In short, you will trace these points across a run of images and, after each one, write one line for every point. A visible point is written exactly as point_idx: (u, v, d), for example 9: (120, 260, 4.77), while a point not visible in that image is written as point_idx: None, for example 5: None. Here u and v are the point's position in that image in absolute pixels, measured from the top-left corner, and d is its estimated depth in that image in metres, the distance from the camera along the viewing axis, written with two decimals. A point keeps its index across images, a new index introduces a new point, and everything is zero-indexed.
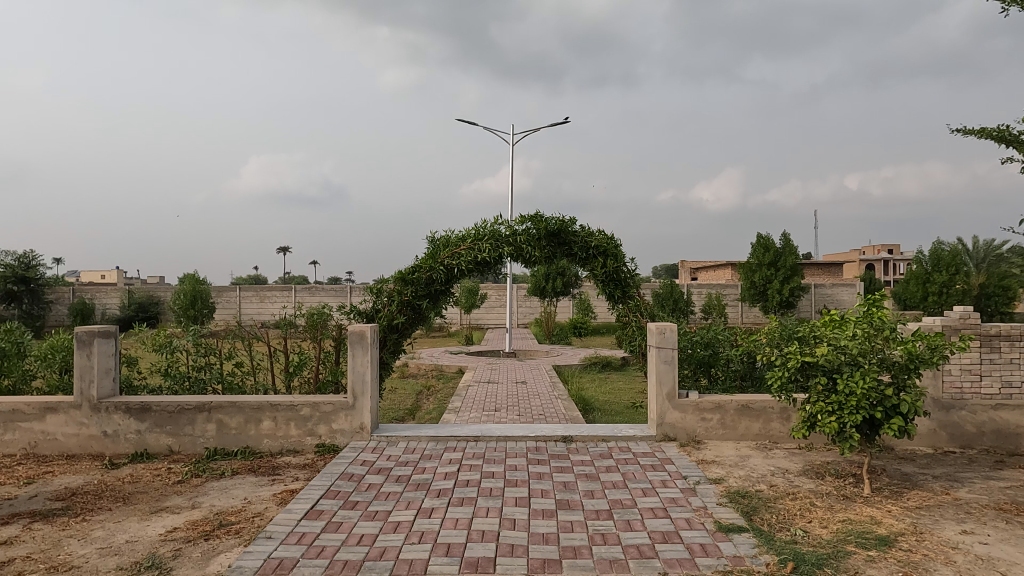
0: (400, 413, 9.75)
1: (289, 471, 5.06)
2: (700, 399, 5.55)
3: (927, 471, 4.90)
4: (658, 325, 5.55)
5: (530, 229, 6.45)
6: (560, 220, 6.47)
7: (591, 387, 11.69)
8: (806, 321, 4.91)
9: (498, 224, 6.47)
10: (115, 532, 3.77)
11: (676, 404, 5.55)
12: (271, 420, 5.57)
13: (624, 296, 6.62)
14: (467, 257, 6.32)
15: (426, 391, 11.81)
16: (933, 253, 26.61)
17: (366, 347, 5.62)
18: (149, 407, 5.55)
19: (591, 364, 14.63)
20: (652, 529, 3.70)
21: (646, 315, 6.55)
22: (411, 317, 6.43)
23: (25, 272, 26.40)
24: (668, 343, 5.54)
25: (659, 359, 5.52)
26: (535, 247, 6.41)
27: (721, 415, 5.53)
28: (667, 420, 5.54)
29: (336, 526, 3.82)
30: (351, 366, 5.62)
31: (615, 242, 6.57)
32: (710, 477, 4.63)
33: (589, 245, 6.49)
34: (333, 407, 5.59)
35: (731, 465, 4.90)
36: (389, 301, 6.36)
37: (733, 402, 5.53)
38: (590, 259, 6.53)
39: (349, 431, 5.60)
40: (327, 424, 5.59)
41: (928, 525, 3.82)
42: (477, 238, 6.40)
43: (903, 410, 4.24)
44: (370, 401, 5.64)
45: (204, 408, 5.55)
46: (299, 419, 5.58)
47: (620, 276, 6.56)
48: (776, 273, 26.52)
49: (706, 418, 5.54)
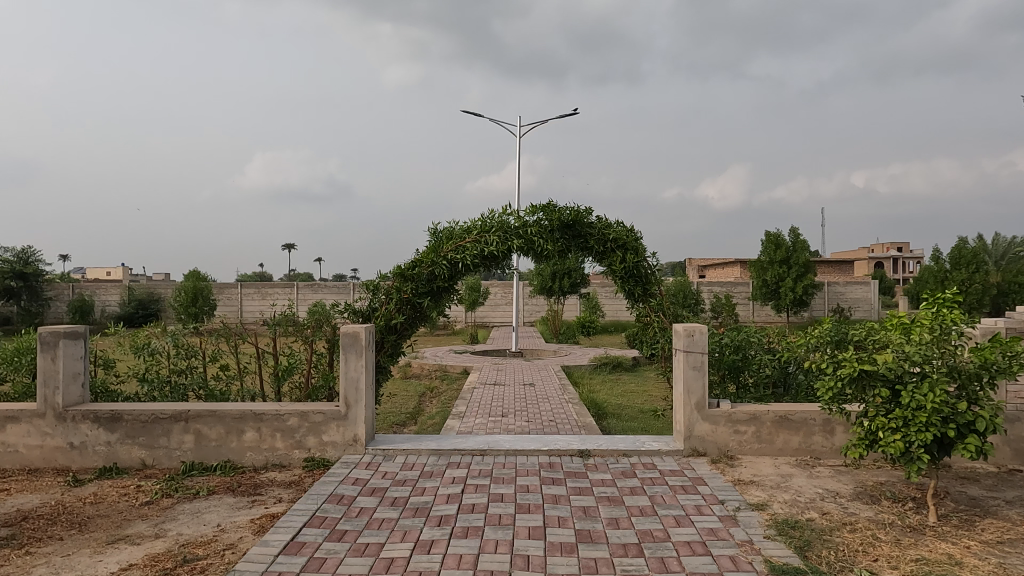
0: (401, 418, 9.20)
1: (272, 490, 4.49)
2: (732, 409, 4.96)
3: (996, 494, 4.29)
4: (686, 327, 4.96)
5: (541, 221, 5.87)
6: (574, 210, 5.89)
7: (602, 389, 11.07)
8: (857, 325, 4.32)
9: (506, 214, 5.90)
10: (60, 570, 3.22)
11: (706, 415, 4.96)
12: (255, 431, 5.02)
13: (645, 293, 6.01)
14: (473, 250, 5.73)
15: (428, 393, 11.28)
16: (952, 250, 25.84)
17: (360, 350, 5.06)
18: (120, 417, 5.01)
19: (602, 365, 13.99)
20: (692, 570, 3.12)
21: (669, 315, 5.96)
22: (411, 317, 5.86)
23: (22, 267, 25.98)
24: (697, 346, 4.96)
25: (687, 364, 4.94)
26: (547, 240, 5.81)
27: (756, 427, 4.95)
28: (696, 433, 4.96)
29: (319, 564, 3.24)
30: (343, 371, 5.06)
31: (635, 234, 5.97)
32: (751, 501, 4.03)
33: (606, 238, 5.91)
34: (324, 417, 5.03)
35: (772, 486, 4.31)
36: (386, 299, 5.79)
37: (770, 413, 4.93)
38: (607, 253, 5.93)
39: (341, 444, 5.04)
40: (316, 436, 5.03)
41: (1018, 566, 3.22)
42: (483, 230, 5.83)
43: (980, 428, 3.62)
44: (364, 410, 5.07)
45: (180, 417, 5.00)
46: (285, 430, 5.02)
47: (640, 272, 5.95)
48: (787, 270, 25.75)
49: (740, 431, 4.95)
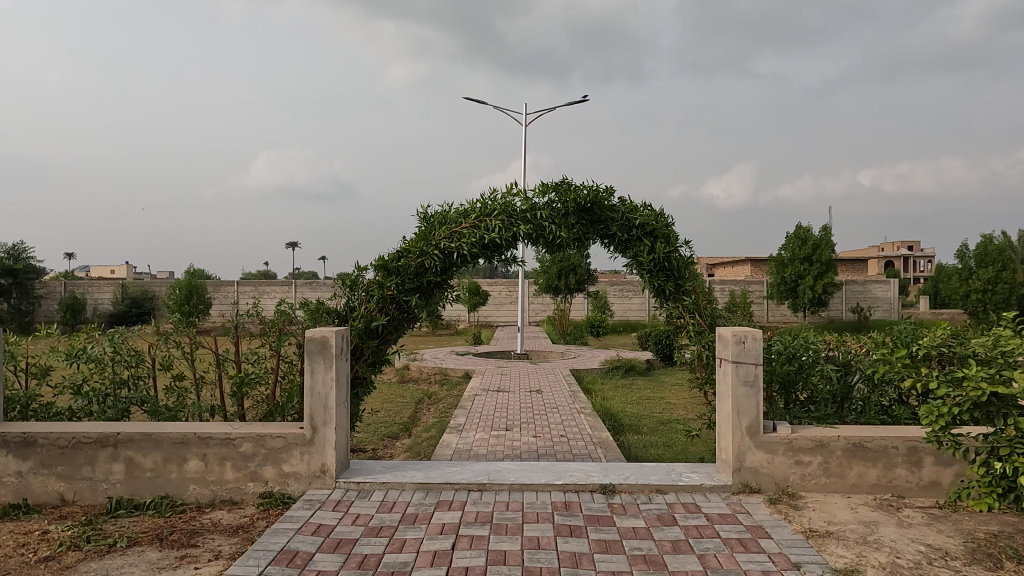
0: (394, 429, 8.24)
1: (211, 539, 3.52)
2: (793, 435, 3.97)
3: None
4: (735, 331, 4.01)
5: (553, 203, 4.89)
6: (593, 189, 4.89)
7: (615, 397, 10.10)
8: (983, 337, 3.35)
9: (511, 195, 4.92)
10: None
11: (759, 442, 3.97)
12: (200, 459, 4.06)
13: (677, 291, 4.98)
14: (470, 238, 4.73)
15: (427, 400, 10.34)
16: (978, 246, 24.61)
17: (329, 360, 4.08)
18: (34, 441, 4.05)
19: (614, 368, 12.94)
20: None
21: (707, 316, 4.93)
22: (396, 318, 4.90)
23: (12, 264, 25.20)
24: (748, 356, 3.99)
25: (737, 378, 3.98)
26: (559, 225, 4.83)
27: (823, 457, 3.96)
28: (747, 465, 3.97)
29: None
30: (309, 385, 4.09)
31: (666, 220, 4.95)
32: (835, 565, 3.03)
33: (631, 224, 4.91)
34: (285, 443, 4.07)
35: (854, 540, 3.31)
36: (366, 297, 4.81)
37: (841, 440, 3.94)
38: (632, 242, 4.94)
39: (306, 476, 4.07)
40: (276, 466, 4.07)
41: None
42: (483, 214, 4.84)
43: None
44: (335, 433, 4.09)
45: (108, 442, 4.05)
46: (238, 458, 4.06)
47: (672, 264, 4.91)
48: (807, 268, 24.54)
49: (803, 463, 3.97)
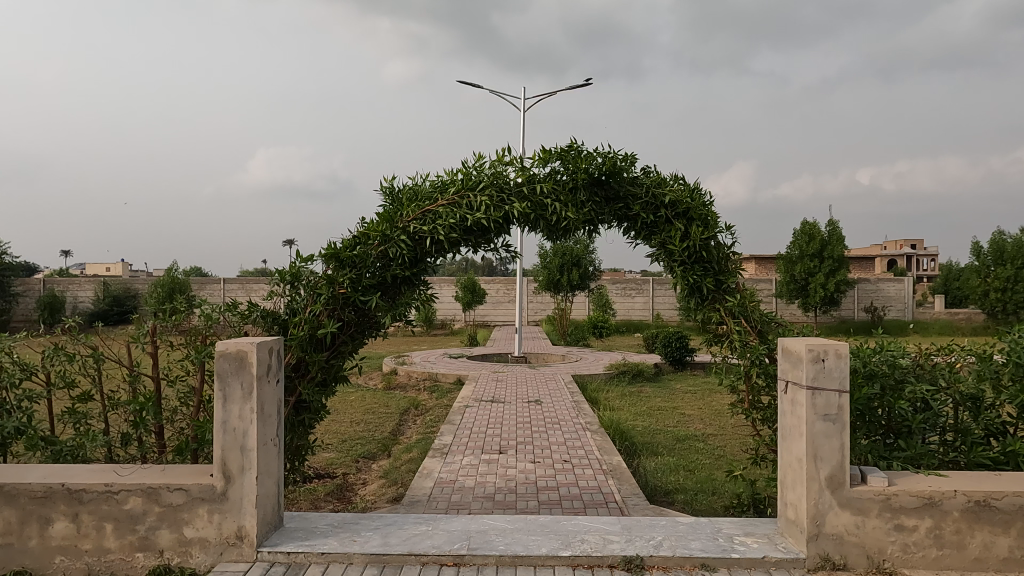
0: (371, 448, 7.11)
1: None
2: (891, 491, 2.85)
3: None
4: (811, 346, 2.88)
5: (558, 174, 3.77)
6: (609, 156, 3.76)
7: (624, 408, 8.99)
8: None
9: (504, 164, 3.79)
10: None
11: (844, 500, 2.86)
12: (70, 521, 2.94)
13: (716, 289, 3.84)
14: (448, 219, 3.60)
15: (414, 411, 9.20)
16: (996, 244, 23.51)
17: (248, 385, 2.96)
18: None
19: (620, 375, 11.79)
20: None
21: (757, 321, 3.79)
22: (351, 323, 3.77)
23: None
24: (830, 379, 2.87)
25: (812, 410, 2.86)
26: (564, 202, 3.70)
27: (933, 521, 2.84)
28: (827, 530, 2.86)
29: None
30: (220, 418, 2.95)
31: (703, 196, 3.83)
32: None
33: (658, 202, 3.79)
34: (188, 498, 2.94)
35: None
36: (312, 297, 3.67)
37: (959, 498, 2.82)
38: (659, 224, 3.82)
39: (217, 544, 2.95)
40: (175, 530, 2.95)
41: None
42: (466, 188, 3.71)
43: None
44: (257, 485, 2.97)
45: None
46: (123, 519, 2.94)
47: (711, 254, 3.77)
48: (818, 266, 23.46)
49: (904, 528, 2.85)
